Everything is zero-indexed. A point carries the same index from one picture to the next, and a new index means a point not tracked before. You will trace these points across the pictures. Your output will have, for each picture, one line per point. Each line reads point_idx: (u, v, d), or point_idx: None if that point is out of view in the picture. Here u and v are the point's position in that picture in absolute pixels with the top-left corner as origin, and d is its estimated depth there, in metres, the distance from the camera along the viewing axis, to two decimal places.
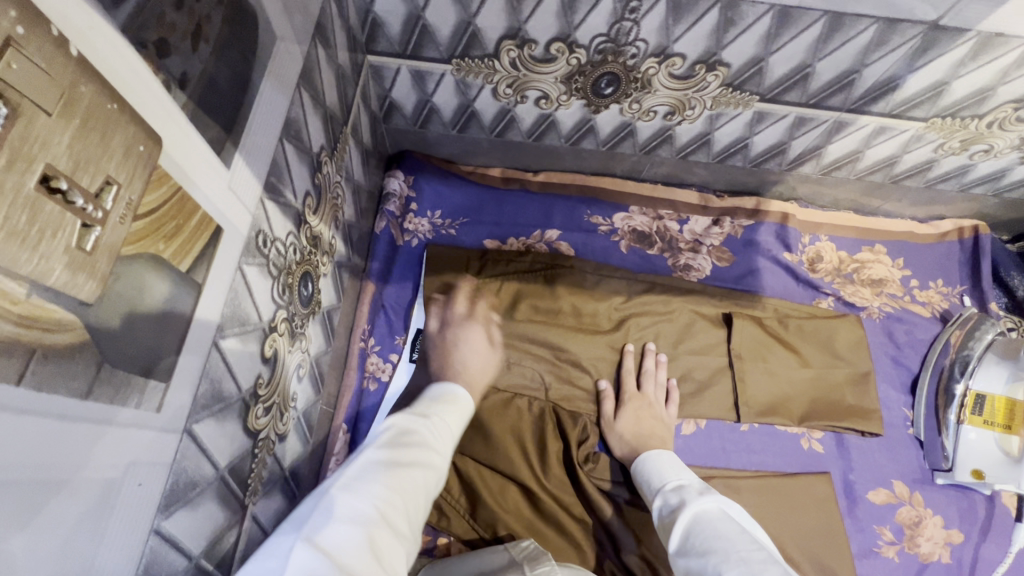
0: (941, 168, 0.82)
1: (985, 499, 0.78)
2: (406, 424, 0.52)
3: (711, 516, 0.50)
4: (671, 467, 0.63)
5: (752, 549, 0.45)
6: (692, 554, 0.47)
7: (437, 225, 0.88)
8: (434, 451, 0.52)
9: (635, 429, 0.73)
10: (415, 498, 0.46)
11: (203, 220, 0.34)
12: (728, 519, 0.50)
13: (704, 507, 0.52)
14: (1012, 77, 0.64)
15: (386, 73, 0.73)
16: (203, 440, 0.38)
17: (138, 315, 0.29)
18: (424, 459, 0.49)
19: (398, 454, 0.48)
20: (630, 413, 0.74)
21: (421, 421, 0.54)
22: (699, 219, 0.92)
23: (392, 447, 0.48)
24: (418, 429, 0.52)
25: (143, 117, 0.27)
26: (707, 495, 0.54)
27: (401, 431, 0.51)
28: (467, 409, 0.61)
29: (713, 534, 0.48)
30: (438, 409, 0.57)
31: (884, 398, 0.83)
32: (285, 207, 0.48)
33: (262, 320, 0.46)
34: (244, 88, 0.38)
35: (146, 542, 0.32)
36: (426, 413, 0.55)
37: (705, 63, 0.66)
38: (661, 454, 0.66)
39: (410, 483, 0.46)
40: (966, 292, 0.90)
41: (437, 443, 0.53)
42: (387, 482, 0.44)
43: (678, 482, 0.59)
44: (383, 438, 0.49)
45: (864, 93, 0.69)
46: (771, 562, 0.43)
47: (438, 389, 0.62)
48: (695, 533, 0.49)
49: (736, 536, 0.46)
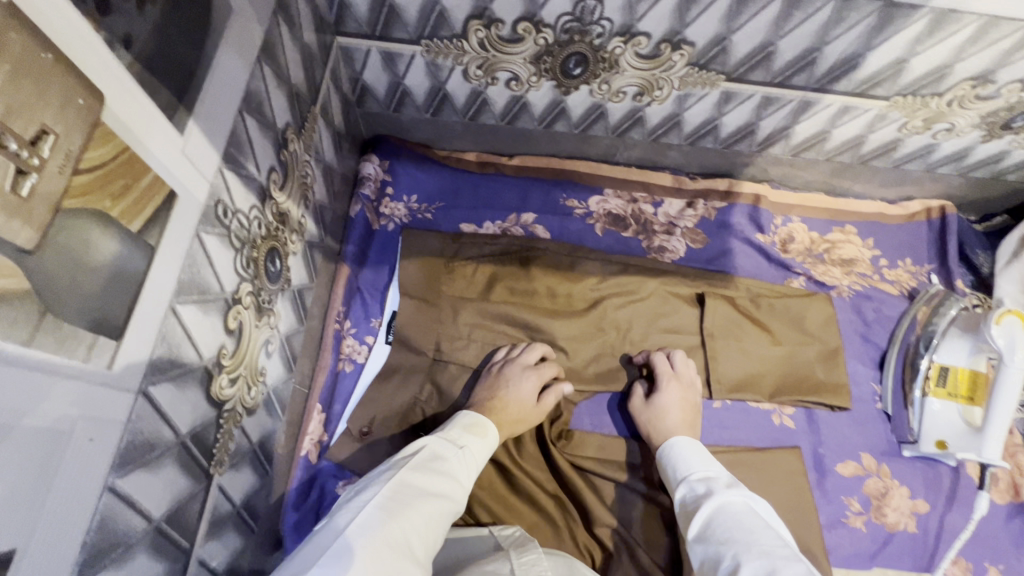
0: (906, 147, 0.84)
1: (952, 470, 0.80)
2: (438, 450, 0.59)
3: (735, 509, 0.54)
4: (700, 458, 0.64)
5: (775, 543, 0.48)
6: (712, 540, 0.51)
7: (413, 209, 0.88)
8: (458, 481, 0.57)
9: (677, 413, 0.72)
10: (434, 526, 0.52)
11: (155, 182, 0.35)
12: (751, 513, 0.53)
13: (730, 498, 0.55)
14: (968, 54, 0.66)
15: (356, 55, 0.73)
16: (160, 403, 0.38)
17: (84, 270, 0.30)
18: (448, 488, 0.56)
19: (425, 482, 0.54)
20: (674, 396, 0.73)
21: (450, 447, 0.60)
22: (673, 201, 0.92)
23: (422, 473, 0.55)
24: (447, 455, 0.59)
25: (84, 71, 0.28)
26: (734, 488, 0.57)
27: (426, 461, 0.56)
28: (494, 440, 0.65)
29: (735, 525, 0.51)
30: (468, 435, 0.62)
31: (853, 374, 0.85)
32: (246, 179, 0.48)
33: (224, 291, 0.46)
34: (198, 55, 0.39)
35: (99, 498, 0.33)
36: (457, 440, 0.61)
37: (670, 42, 0.67)
38: (692, 442, 0.67)
39: (432, 512, 0.52)
40: (934, 271, 0.92)
41: (461, 472, 0.59)
42: (412, 509, 0.51)
43: (706, 473, 0.61)
44: (416, 461, 0.56)
45: (827, 72, 0.70)
46: (792, 557, 0.46)
47: (470, 412, 0.67)
48: (717, 521, 0.53)
49: (759, 531, 0.49)
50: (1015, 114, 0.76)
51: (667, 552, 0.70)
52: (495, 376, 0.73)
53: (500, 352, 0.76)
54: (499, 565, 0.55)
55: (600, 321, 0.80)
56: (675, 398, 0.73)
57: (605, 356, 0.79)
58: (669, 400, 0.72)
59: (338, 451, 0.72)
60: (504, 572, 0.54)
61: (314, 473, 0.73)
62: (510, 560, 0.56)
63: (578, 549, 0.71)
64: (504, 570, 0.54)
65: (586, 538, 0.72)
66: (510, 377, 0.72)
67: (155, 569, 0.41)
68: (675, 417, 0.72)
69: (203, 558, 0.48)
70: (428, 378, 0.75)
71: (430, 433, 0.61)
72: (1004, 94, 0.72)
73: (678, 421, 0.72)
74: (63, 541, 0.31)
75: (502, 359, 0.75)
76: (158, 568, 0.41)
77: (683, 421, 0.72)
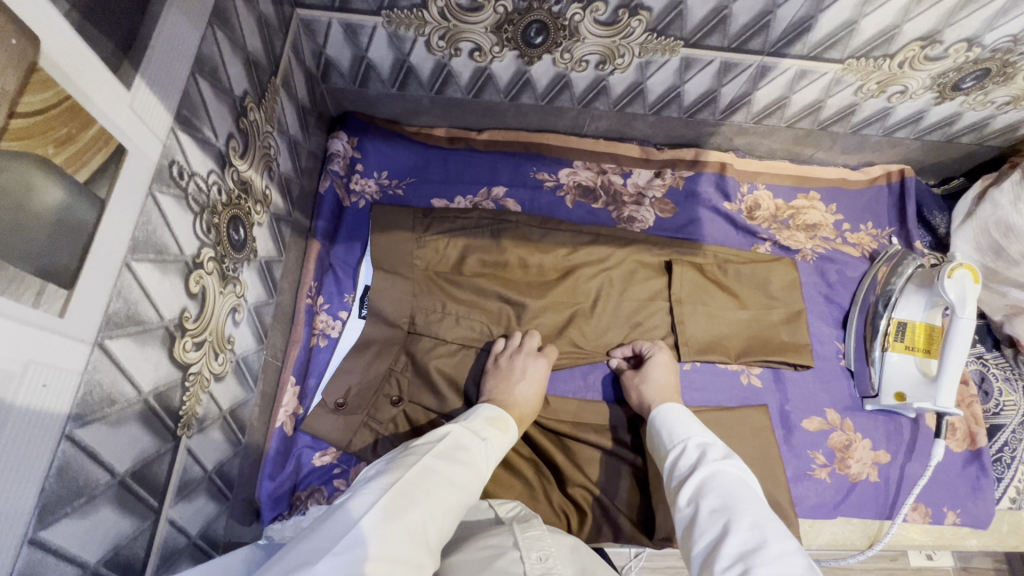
0: (864, 112, 0.87)
1: (911, 422, 0.84)
2: (462, 439, 0.55)
3: (730, 478, 0.50)
4: (694, 424, 0.60)
5: (769, 518, 0.45)
6: (703, 510, 0.48)
7: (384, 186, 0.88)
8: (479, 473, 0.53)
9: (668, 378, 0.72)
10: (452, 515, 0.48)
11: (100, 135, 0.35)
12: (746, 485, 0.49)
13: (725, 468, 0.51)
14: (914, 14, 0.68)
15: (318, 28, 0.74)
16: (119, 358, 0.39)
17: (25, 214, 0.31)
18: (469, 478, 0.52)
19: (449, 471, 0.50)
20: (665, 363, 0.74)
21: (474, 438, 0.56)
22: (641, 172, 0.93)
23: (445, 461, 0.51)
24: (471, 446, 0.55)
25: (14, 13, 0.29)
26: (730, 457, 0.53)
27: (449, 448, 0.53)
28: (512, 438, 0.62)
29: (727, 494, 0.48)
30: (490, 428, 0.59)
31: (818, 334, 0.88)
32: (203, 142, 0.49)
33: (184, 253, 0.46)
34: (141, 14, 0.39)
35: (57, 446, 0.34)
36: (479, 432, 0.57)
37: (627, 7, 0.67)
38: (685, 411, 0.63)
39: (452, 501, 0.48)
40: (894, 233, 0.95)
41: (482, 464, 0.55)
42: (432, 497, 0.47)
43: (702, 438, 0.57)
44: (440, 448, 0.52)
45: (781, 35, 0.71)
46: (786, 535, 0.43)
47: (490, 406, 0.63)
48: (709, 491, 0.49)
49: (753, 503, 0.46)
50: (963, 74, 0.78)
51: (639, 509, 0.72)
52: (505, 366, 0.71)
53: (500, 341, 0.75)
54: (501, 539, 0.51)
55: (572, 292, 0.79)
56: (663, 366, 0.73)
57: (576, 321, 0.79)
58: (659, 368, 0.73)
59: (312, 423, 0.73)
60: (507, 545, 0.50)
61: (290, 444, 0.74)
62: (513, 534, 0.52)
63: (553, 511, 0.71)
64: (507, 543, 0.50)
65: (562, 501, 0.73)
66: (520, 367, 0.70)
67: (120, 524, 0.42)
68: (667, 382, 0.71)
69: (172, 518, 0.49)
70: (403, 349, 0.75)
71: (452, 421, 0.57)
72: (952, 54, 0.74)
73: (668, 385, 0.71)
74: (20, 482, 0.32)
75: (504, 349, 0.74)
76: (124, 522, 0.42)
77: (673, 388, 0.71)
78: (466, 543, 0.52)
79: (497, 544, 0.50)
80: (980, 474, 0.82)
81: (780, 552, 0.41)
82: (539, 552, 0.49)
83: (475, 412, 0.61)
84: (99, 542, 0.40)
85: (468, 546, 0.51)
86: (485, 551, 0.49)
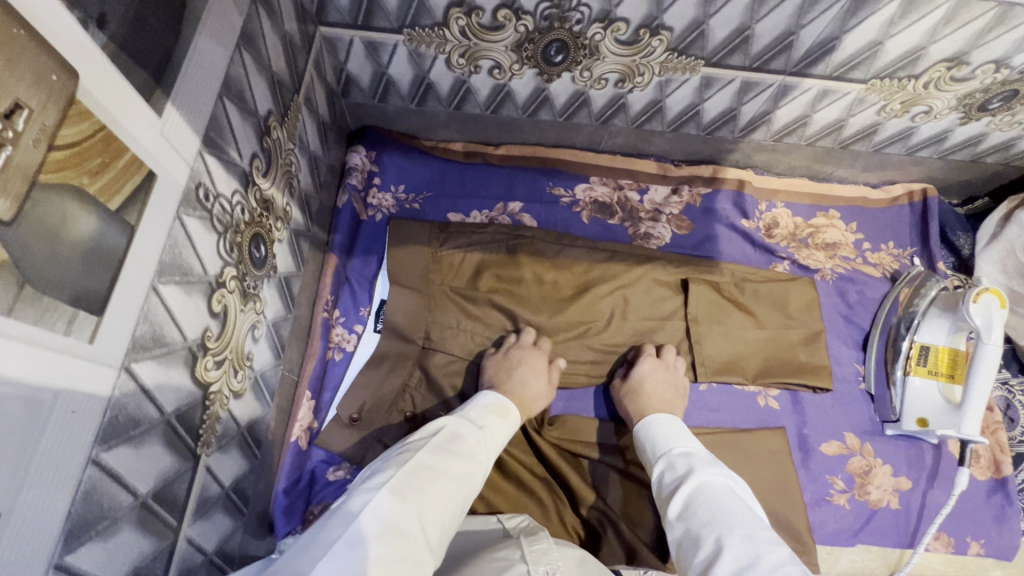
0: (887, 131, 0.85)
1: (933, 447, 0.82)
2: (457, 430, 0.55)
3: (717, 488, 0.50)
4: (679, 433, 0.60)
5: (759, 529, 0.45)
6: (693, 525, 0.47)
7: (401, 200, 0.89)
8: (477, 463, 0.54)
9: (659, 385, 0.72)
10: (452, 509, 0.48)
11: (133, 161, 0.36)
12: (733, 494, 0.49)
13: (711, 479, 0.51)
14: (941, 36, 0.67)
15: (340, 45, 0.74)
16: (143, 379, 0.39)
17: (61, 243, 0.31)
18: (467, 470, 0.52)
19: (445, 465, 0.50)
20: (655, 370, 0.73)
21: (470, 427, 0.57)
22: (658, 188, 0.93)
23: (441, 455, 0.51)
24: (467, 436, 0.55)
25: (56, 49, 0.29)
26: (715, 466, 0.53)
27: (444, 439, 0.53)
28: (514, 422, 0.62)
29: (715, 508, 0.47)
30: (487, 417, 0.59)
31: (836, 355, 0.86)
32: (228, 163, 0.49)
33: (207, 274, 0.47)
34: (174, 43, 0.40)
35: (83, 471, 0.35)
36: (475, 421, 0.58)
37: (648, 28, 0.67)
38: (672, 420, 0.62)
39: (450, 494, 0.48)
40: (916, 253, 0.93)
41: (480, 455, 0.55)
42: (429, 489, 0.47)
43: (686, 448, 0.57)
44: (436, 442, 0.52)
45: (804, 55, 0.70)
46: (778, 544, 0.43)
47: (489, 394, 0.64)
48: (697, 504, 0.49)
49: (742, 513, 0.46)
50: (991, 95, 0.77)
51: (653, 530, 0.71)
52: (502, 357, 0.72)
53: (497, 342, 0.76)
54: (509, 552, 0.51)
55: (587, 309, 0.78)
56: (653, 371, 0.73)
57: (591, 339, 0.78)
58: (648, 373, 0.72)
59: (327, 437, 0.73)
60: (515, 558, 0.49)
61: (304, 458, 0.74)
62: (521, 547, 0.51)
63: (566, 531, 0.71)
64: (515, 556, 0.50)
65: (575, 522, 0.72)
66: (518, 356, 0.72)
67: (142, 543, 0.42)
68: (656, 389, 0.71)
69: (190, 537, 0.50)
70: (417, 364, 0.75)
71: (448, 414, 0.58)
72: (980, 75, 0.73)
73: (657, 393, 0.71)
74: (47, 509, 0.32)
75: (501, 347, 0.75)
76: (145, 542, 0.42)
77: (665, 396, 0.71)
78: (472, 558, 0.52)
79: (506, 557, 0.50)
80: (1005, 503, 0.80)
81: (773, 564, 0.40)
82: (547, 567, 0.48)
83: (473, 401, 0.62)
84: (121, 565, 0.40)
85: (477, 560, 0.51)
86: (495, 564, 0.49)
